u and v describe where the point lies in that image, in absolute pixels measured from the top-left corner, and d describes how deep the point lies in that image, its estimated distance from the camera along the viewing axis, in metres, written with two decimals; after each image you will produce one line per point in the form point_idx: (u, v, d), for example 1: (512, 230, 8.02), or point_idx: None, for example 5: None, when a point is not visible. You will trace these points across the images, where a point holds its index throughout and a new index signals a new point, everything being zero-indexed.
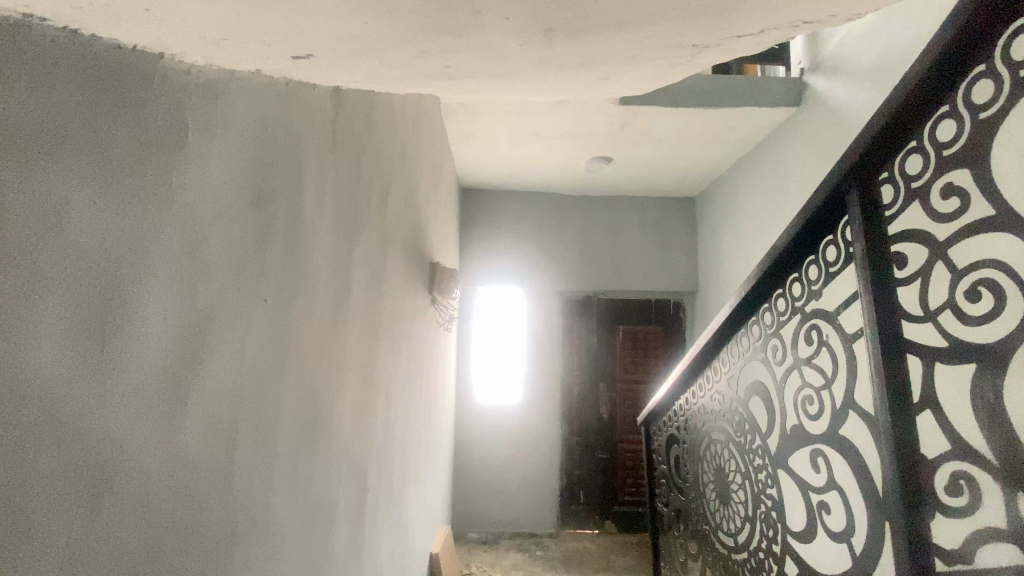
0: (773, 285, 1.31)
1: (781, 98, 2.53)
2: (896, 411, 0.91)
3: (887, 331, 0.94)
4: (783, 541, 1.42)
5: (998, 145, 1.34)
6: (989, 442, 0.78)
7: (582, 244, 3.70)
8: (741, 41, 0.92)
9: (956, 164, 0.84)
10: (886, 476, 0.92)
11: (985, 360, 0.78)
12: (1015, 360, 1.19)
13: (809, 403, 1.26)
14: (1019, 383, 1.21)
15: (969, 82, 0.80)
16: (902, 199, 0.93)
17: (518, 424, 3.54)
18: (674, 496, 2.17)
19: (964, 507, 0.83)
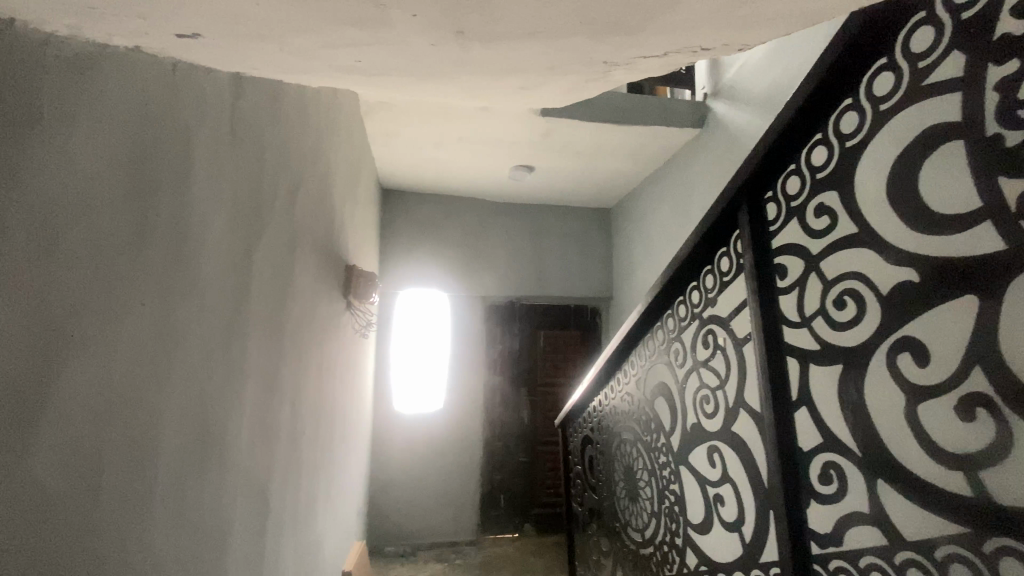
0: (676, 293, 1.40)
1: (687, 119, 2.73)
2: (778, 408, 1.01)
3: (772, 335, 1.03)
4: (683, 533, 1.51)
5: (861, 172, 1.53)
6: (852, 434, 0.88)
7: (504, 250, 3.73)
8: (647, 62, 0.97)
9: (826, 186, 0.94)
10: (771, 468, 1.01)
11: (848, 361, 0.88)
12: (872, 360, 1.35)
13: (706, 402, 1.36)
14: (876, 380, 1.38)
15: (839, 114, 0.90)
16: (783, 216, 1.04)
17: (438, 431, 3.47)
18: (588, 496, 2.24)
19: (834, 494, 0.93)
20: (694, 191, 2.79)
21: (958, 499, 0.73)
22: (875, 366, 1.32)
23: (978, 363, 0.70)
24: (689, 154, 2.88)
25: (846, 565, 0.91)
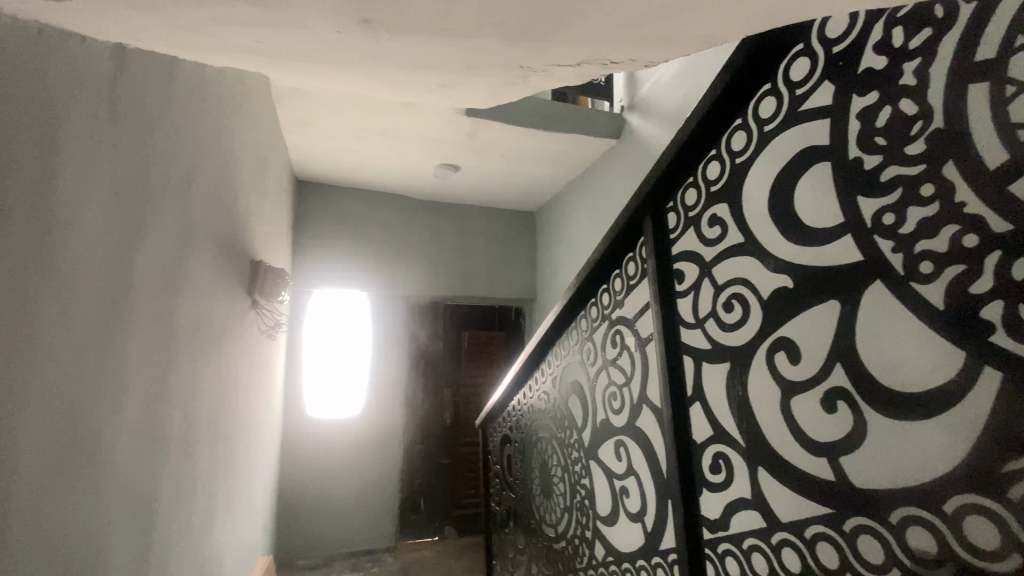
0: (589, 295, 1.46)
1: (605, 129, 2.85)
2: (676, 404, 1.08)
3: (671, 336, 1.10)
4: (593, 526, 1.57)
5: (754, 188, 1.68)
6: (738, 427, 0.96)
7: (427, 250, 3.67)
8: (561, 70, 1.00)
9: (718, 199, 1.03)
10: (669, 460, 1.08)
11: (735, 360, 0.97)
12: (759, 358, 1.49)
13: (614, 399, 1.42)
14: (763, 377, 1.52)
15: (730, 134, 0.98)
16: (682, 226, 1.12)
17: (354, 436, 3.33)
18: (506, 495, 2.26)
19: (722, 482, 1.01)
20: (611, 197, 2.91)
21: (821, 482, 0.81)
22: (762, 363, 1.46)
23: (839, 361, 0.78)
24: (607, 162, 3.01)
25: (732, 547, 0.99)
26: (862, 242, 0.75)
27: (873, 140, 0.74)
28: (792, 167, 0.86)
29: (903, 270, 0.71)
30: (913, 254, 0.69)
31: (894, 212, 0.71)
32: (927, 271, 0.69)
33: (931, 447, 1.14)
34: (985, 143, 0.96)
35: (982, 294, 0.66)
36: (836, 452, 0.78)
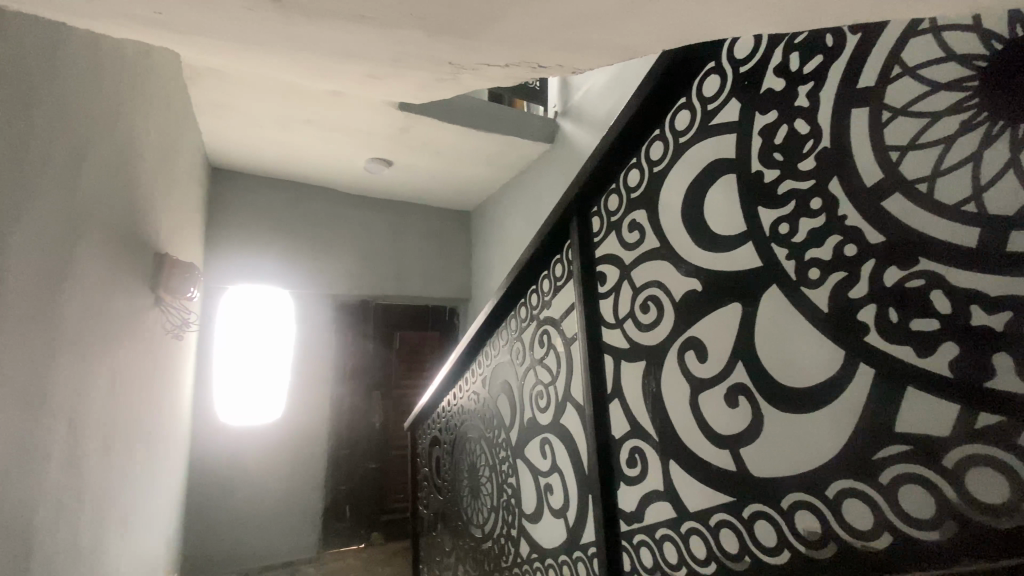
0: (518, 296, 1.47)
1: (538, 133, 2.90)
2: (596, 401, 1.11)
3: (593, 336, 1.14)
4: (518, 524, 1.58)
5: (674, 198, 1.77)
6: (653, 422, 1.01)
7: (357, 247, 3.54)
8: (490, 70, 1.00)
9: (638, 206, 1.08)
10: (589, 456, 1.11)
11: (651, 359, 1.02)
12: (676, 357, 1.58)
13: (540, 398, 1.44)
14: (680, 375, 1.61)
15: (649, 145, 1.03)
16: (605, 229, 1.16)
17: (273, 442, 3.14)
18: (434, 498, 2.22)
19: (637, 475, 1.05)
20: (543, 197, 2.97)
21: (723, 472, 0.87)
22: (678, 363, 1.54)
23: (739, 359, 0.84)
24: (541, 166, 3.06)
25: (646, 537, 1.03)
26: (759, 250, 0.81)
27: (772, 155, 0.80)
28: (704, 178, 0.91)
29: (796, 276, 0.76)
30: (804, 260, 0.76)
31: (789, 222, 0.77)
32: (815, 277, 0.74)
33: (820, 437, 1.25)
34: (867, 165, 1.07)
35: (859, 297, 0.72)
36: (736, 444, 0.84)
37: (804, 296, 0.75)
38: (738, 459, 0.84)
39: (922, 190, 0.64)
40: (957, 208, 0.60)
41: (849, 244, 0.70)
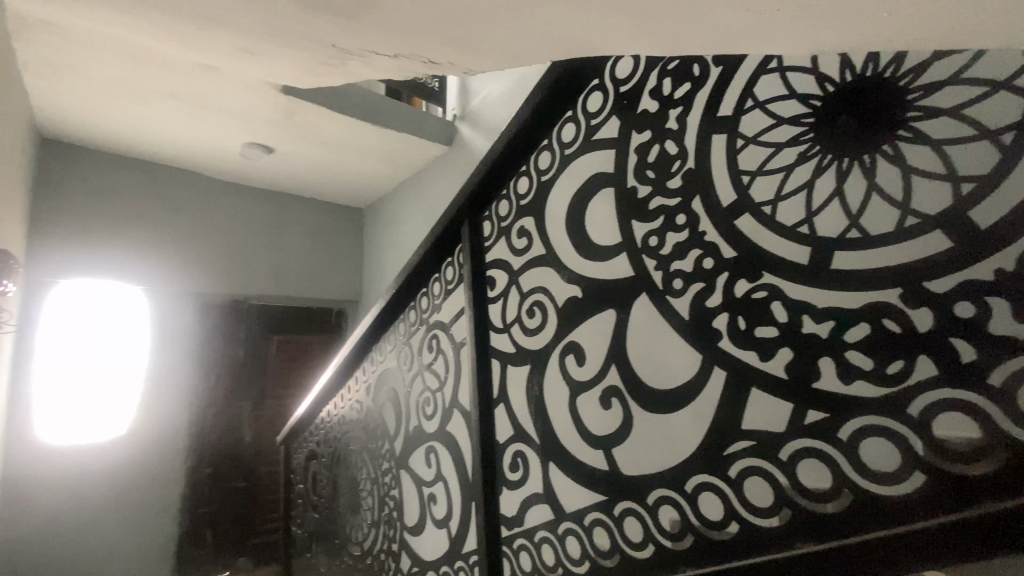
0: (407, 300, 1.41)
1: (436, 135, 2.84)
2: (481, 407, 1.10)
3: (481, 340, 1.13)
4: (400, 538, 1.51)
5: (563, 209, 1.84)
6: (536, 426, 1.01)
7: (224, 242, 3.15)
8: (379, 59, 0.94)
9: (526, 212, 1.08)
10: (473, 463, 1.09)
11: (536, 364, 1.03)
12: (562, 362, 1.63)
13: (426, 405, 1.39)
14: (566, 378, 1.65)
15: (538, 154, 1.04)
16: (495, 234, 1.15)
17: (112, 465, 2.66)
18: (310, 517, 2.05)
19: (519, 479, 1.04)
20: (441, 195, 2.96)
21: (598, 473, 0.89)
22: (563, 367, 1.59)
23: (616, 363, 0.88)
24: (439, 167, 3.00)
25: (525, 542, 1.03)
26: (634, 260, 0.85)
27: (645, 172, 0.86)
28: (588, 188, 0.94)
29: (662, 285, 0.82)
30: (669, 271, 0.81)
31: (658, 235, 0.82)
32: (678, 287, 0.80)
33: (685, 435, 1.35)
34: (726, 190, 1.18)
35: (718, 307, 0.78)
36: (610, 443, 0.87)
37: (669, 304, 0.80)
38: (611, 458, 0.87)
39: (765, 211, 0.71)
40: (790, 228, 0.67)
41: (706, 257, 0.76)
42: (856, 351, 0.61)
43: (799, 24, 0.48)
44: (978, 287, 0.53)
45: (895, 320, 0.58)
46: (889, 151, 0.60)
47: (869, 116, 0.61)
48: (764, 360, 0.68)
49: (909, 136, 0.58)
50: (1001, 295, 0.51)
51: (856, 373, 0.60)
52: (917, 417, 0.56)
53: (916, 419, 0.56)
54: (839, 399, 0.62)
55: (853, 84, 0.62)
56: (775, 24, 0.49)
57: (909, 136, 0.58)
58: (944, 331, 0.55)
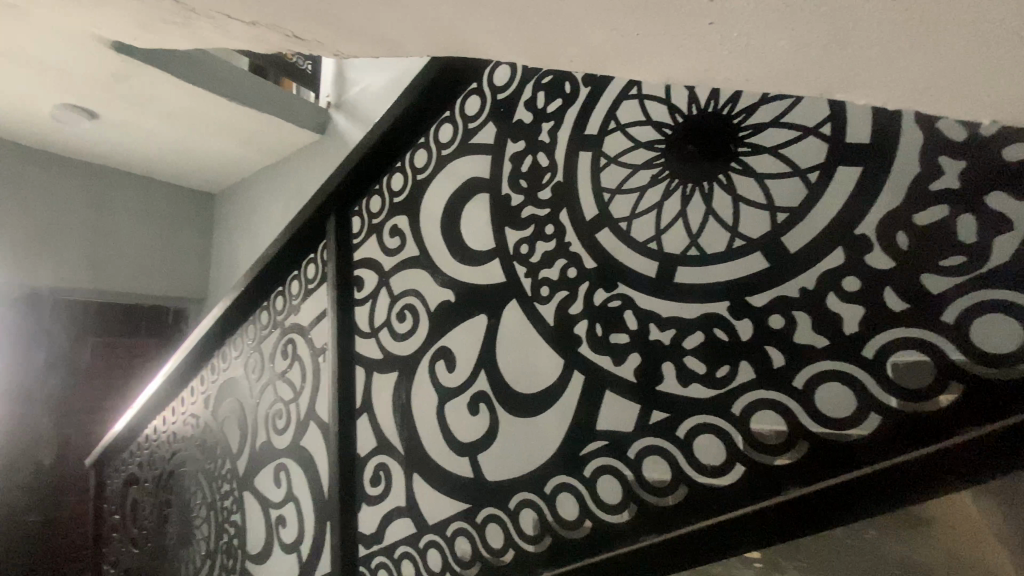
0: (258, 299, 1.25)
1: (306, 122, 2.56)
2: (342, 419, 1.01)
3: (345, 346, 1.04)
4: (240, 569, 1.33)
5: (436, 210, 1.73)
6: (400, 437, 0.97)
7: (16, 215, 2.40)
8: (231, 24, 0.79)
9: (397, 211, 1.03)
10: (331, 478, 1.00)
11: (402, 371, 0.98)
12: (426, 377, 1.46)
13: (278, 418, 1.24)
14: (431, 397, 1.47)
15: (413, 152, 1.00)
16: (363, 231, 1.07)
17: None
18: (127, 553, 1.71)
19: (379, 494, 0.98)
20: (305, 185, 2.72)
21: (463, 482, 0.88)
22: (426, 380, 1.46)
23: (484, 369, 0.87)
24: (307, 157, 2.73)
25: (385, 560, 0.96)
26: (505, 267, 0.86)
27: (519, 181, 0.87)
28: (463, 191, 0.93)
29: (530, 292, 0.83)
30: (537, 278, 0.82)
31: (529, 243, 0.84)
32: (545, 293, 0.82)
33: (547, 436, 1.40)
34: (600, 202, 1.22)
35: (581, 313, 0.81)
36: (475, 450, 0.86)
37: (537, 311, 0.82)
38: (476, 465, 0.86)
39: (622, 227, 0.75)
40: (643, 244, 0.72)
41: (570, 267, 0.79)
42: (693, 357, 0.67)
43: (655, 69, 0.51)
44: (787, 303, 0.61)
45: (724, 330, 0.65)
46: (723, 181, 0.68)
47: (709, 147, 0.69)
48: (617, 365, 0.73)
49: (740, 170, 0.66)
50: (803, 309, 0.60)
51: (692, 377, 0.66)
52: (739, 416, 0.63)
53: (738, 417, 0.63)
54: (680, 401, 0.68)
55: (698, 118, 0.69)
56: (635, 65, 0.52)
57: (738, 169, 0.66)
58: (762, 339, 0.63)
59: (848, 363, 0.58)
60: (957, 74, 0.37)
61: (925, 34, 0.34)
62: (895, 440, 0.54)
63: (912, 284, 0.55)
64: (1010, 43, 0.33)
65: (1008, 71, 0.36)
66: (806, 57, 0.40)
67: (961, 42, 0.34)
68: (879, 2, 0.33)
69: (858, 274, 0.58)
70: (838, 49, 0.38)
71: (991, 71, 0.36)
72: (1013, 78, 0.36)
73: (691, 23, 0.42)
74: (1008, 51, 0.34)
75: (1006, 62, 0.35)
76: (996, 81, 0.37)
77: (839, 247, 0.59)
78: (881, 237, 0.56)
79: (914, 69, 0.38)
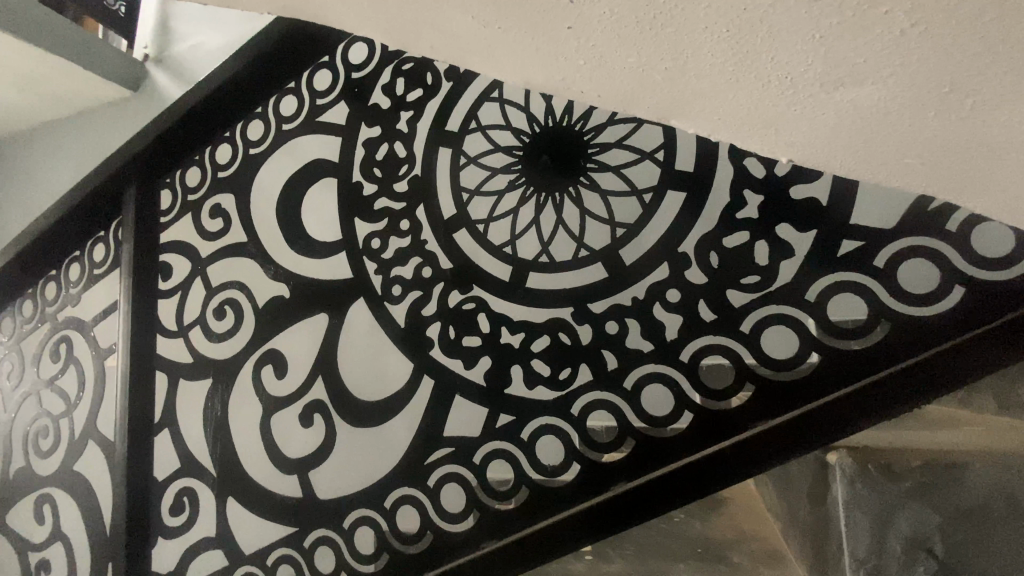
0: (16, 286, 0.96)
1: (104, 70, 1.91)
2: (133, 437, 0.82)
3: (141, 347, 0.85)
4: None
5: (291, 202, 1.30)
6: (212, 454, 0.82)
7: None
8: None
9: (224, 187, 0.89)
10: (116, 510, 0.80)
11: (220, 377, 0.84)
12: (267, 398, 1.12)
13: (41, 438, 0.96)
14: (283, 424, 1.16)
15: (245, 123, 0.87)
16: (176, 209, 0.90)
17: None
18: None
19: (181, 525, 0.81)
20: (42, 166, 1.85)
21: (289, 502, 0.77)
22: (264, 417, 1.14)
23: (320, 374, 0.79)
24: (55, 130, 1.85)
25: None
26: (352, 262, 0.78)
27: (372, 169, 0.80)
28: (303, 174, 0.83)
29: (380, 291, 0.77)
30: (389, 276, 0.77)
31: (380, 238, 0.78)
32: (397, 294, 0.76)
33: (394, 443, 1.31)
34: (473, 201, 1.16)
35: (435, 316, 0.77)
36: (308, 467, 0.77)
37: (387, 312, 0.76)
38: (307, 482, 0.77)
39: (479, 229, 0.74)
40: (498, 248, 0.72)
41: (425, 266, 0.75)
42: (539, 360, 0.68)
43: (514, 72, 0.51)
44: (624, 310, 0.66)
45: (568, 335, 0.67)
46: (573, 193, 0.70)
47: (563, 159, 0.71)
48: (468, 368, 0.71)
49: (588, 183, 0.69)
50: (634, 316, 0.65)
51: (536, 380, 0.67)
52: (577, 417, 0.66)
53: (576, 417, 0.66)
54: (526, 405, 0.68)
55: (553, 128, 0.71)
56: (494, 65, 0.50)
57: (587, 183, 0.69)
58: (598, 344, 0.66)
59: (668, 365, 0.63)
60: (766, 116, 0.42)
61: (749, 69, 0.38)
62: (705, 434, 0.61)
63: (722, 297, 0.62)
64: (810, 89, 0.38)
65: (802, 118, 0.41)
66: (650, 79, 0.42)
67: (776, 81, 0.38)
68: (716, 32, 0.36)
69: (679, 286, 0.63)
70: (678, 75, 0.41)
71: (791, 116, 0.41)
72: (805, 126, 0.42)
73: (562, 28, 0.41)
74: (809, 96, 0.39)
75: (804, 106, 0.40)
76: (793, 127, 0.43)
77: (665, 262, 0.65)
78: (697, 255, 0.63)
79: (736, 105, 0.42)
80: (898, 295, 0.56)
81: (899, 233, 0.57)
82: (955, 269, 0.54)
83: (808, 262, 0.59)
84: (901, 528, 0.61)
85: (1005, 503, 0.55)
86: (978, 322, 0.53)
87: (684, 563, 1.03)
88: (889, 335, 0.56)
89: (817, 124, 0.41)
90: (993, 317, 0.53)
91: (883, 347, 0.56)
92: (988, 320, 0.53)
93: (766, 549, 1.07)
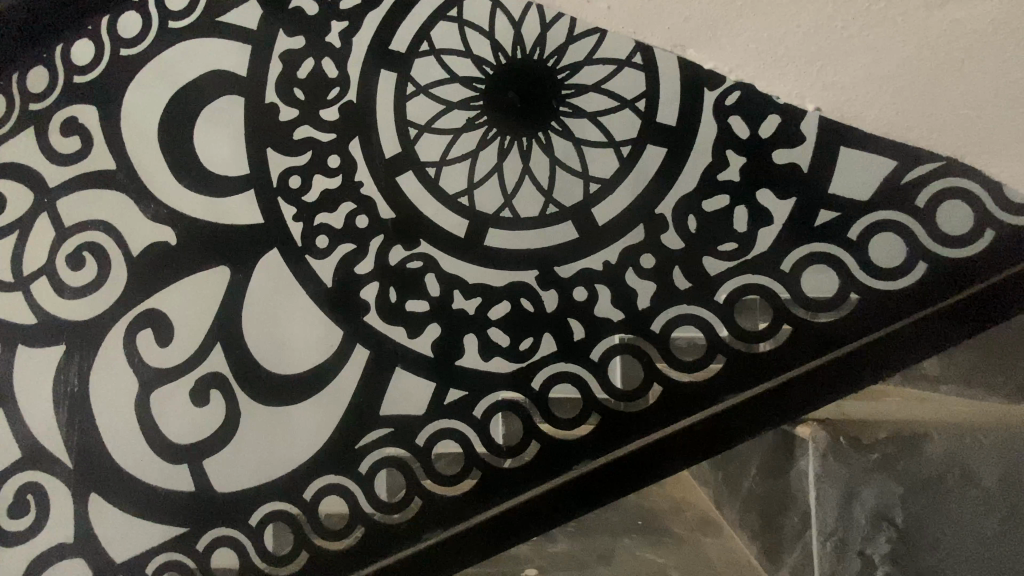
0: None
1: None
2: None
3: None
4: None
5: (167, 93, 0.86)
6: (68, 441, 0.65)
7: None
8: None
9: (83, 98, 0.67)
10: None
11: (78, 343, 0.65)
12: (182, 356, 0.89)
13: None
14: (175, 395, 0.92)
15: (115, 13, 0.66)
16: (10, 120, 0.67)
17: None
18: None
19: (24, 531, 0.63)
20: None
21: (178, 498, 0.63)
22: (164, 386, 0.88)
23: (219, 341, 0.64)
24: None
25: None
26: (263, 202, 0.63)
27: (292, 90, 0.64)
28: (196, 88, 0.65)
29: (301, 242, 0.63)
30: (312, 224, 0.63)
31: (301, 175, 0.63)
32: (322, 246, 0.63)
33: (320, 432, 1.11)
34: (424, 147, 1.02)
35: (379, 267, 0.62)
36: (204, 453, 0.62)
37: (309, 268, 0.62)
38: (201, 474, 0.62)
39: (429, 173, 0.63)
40: (452, 197, 0.62)
41: (360, 214, 0.63)
42: (496, 328, 0.60)
43: None
44: (593, 275, 0.59)
45: (530, 300, 0.60)
46: (541, 140, 0.62)
47: (531, 99, 0.62)
48: (410, 337, 0.60)
49: (559, 130, 0.61)
50: (605, 282, 0.59)
51: (494, 350, 0.59)
52: (538, 391, 0.58)
53: (537, 391, 0.58)
54: (481, 378, 0.60)
55: (522, 62, 0.61)
56: None
57: (558, 129, 0.61)
58: (564, 311, 0.59)
59: (638, 336, 0.58)
60: (826, 44, 0.45)
61: None
62: (673, 410, 0.57)
63: (697, 263, 0.58)
64: (912, 7, 0.40)
65: (867, 50, 0.45)
66: None
67: None
68: None
69: (654, 251, 0.58)
70: None
71: (851, 47, 0.45)
72: (856, 63, 0.46)
73: None
74: (910, 15, 0.41)
75: (878, 31, 0.43)
76: (847, 61, 0.47)
77: (641, 224, 0.59)
78: (675, 216, 0.58)
79: (797, 25, 0.45)
80: (869, 270, 0.55)
81: (874, 205, 0.55)
82: (921, 244, 0.54)
83: (789, 231, 0.56)
84: (868, 502, 0.67)
85: (958, 474, 0.58)
86: (940, 293, 0.53)
87: (632, 536, 1.20)
88: (857, 308, 0.55)
89: (881, 55, 0.45)
90: (962, 287, 0.53)
91: (855, 320, 0.54)
92: (948, 294, 0.53)
93: (703, 521, 1.23)
